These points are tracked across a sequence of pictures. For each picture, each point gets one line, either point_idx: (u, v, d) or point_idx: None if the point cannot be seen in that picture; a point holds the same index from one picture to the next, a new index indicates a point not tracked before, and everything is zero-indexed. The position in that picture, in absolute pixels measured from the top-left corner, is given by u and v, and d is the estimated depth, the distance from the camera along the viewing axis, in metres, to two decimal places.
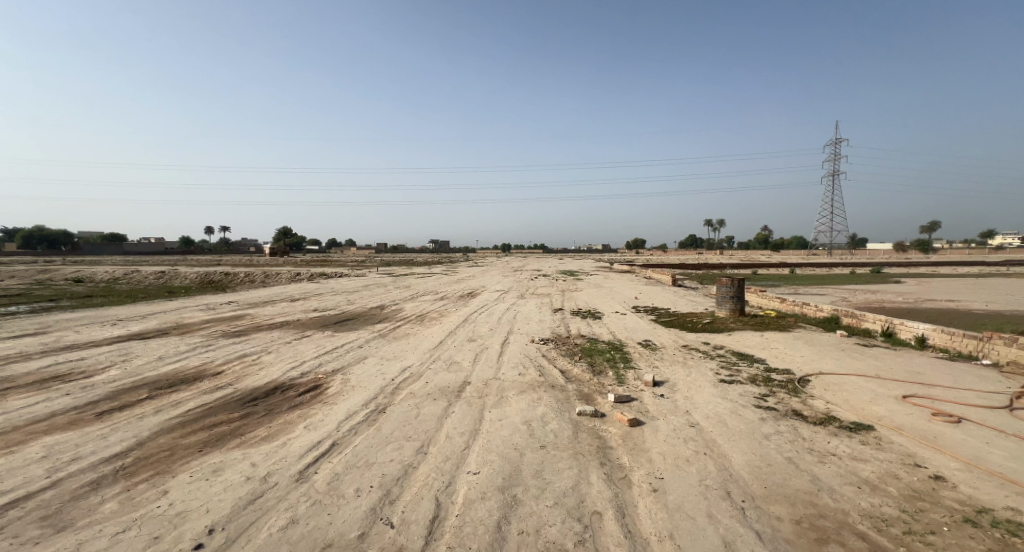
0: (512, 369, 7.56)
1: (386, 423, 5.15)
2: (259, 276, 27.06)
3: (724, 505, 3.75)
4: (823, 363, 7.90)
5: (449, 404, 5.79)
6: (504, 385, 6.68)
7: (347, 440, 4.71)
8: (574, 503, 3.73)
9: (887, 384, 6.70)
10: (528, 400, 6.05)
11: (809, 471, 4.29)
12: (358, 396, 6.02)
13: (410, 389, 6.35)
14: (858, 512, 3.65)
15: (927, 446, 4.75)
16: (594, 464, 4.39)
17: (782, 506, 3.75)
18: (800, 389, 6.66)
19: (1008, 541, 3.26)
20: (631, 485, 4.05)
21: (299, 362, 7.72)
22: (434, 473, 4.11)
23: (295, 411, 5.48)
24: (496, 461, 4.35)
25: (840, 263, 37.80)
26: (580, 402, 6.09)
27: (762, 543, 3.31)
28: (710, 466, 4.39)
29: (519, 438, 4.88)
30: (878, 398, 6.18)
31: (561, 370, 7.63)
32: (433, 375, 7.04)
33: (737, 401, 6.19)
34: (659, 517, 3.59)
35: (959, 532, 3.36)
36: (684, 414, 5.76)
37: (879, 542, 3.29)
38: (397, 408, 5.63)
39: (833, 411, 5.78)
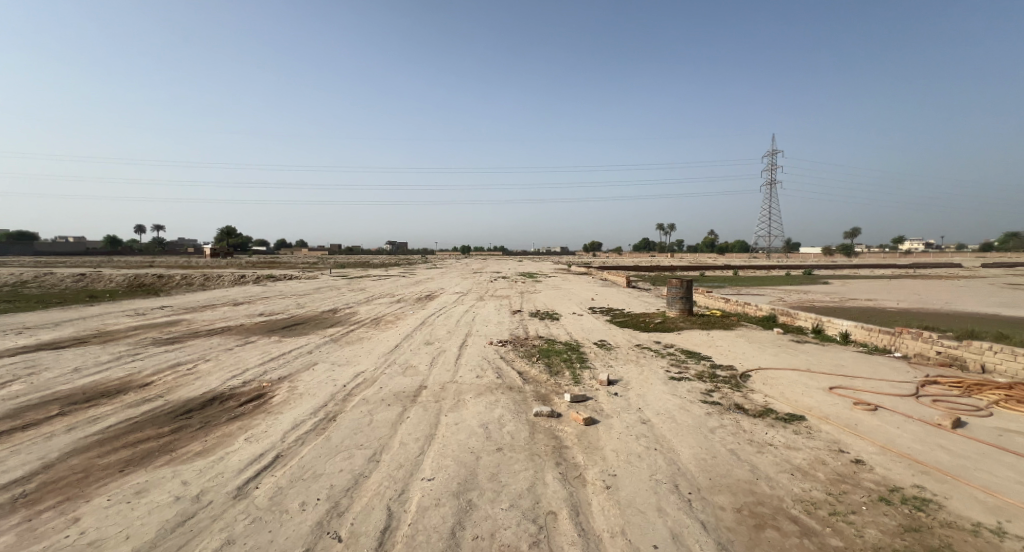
0: (470, 372, 7.50)
1: (336, 432, 4.94)
2: (198, 277, 25.71)
3: (672, 498, 3.89)
4: (762, 359, 8.40)
5: (405, 409, 5.66)
6: (462, 388, 6.60)
7: (294, 451, 4.48)
8: (529, 504, 3.74)
9: (817, 377, 7.22)
10: (485, 403, 6.01)
11: (749, 461, 4.54)
12: (306, 405, 5.74)
13: (363, 395, 6.13)
14: (791, 497, 3.90)
15: (850, 432, 5.16)
16: (550, 464, 4.43)
17: (725, 495, 3.94)
18: (742, 384, 7.04)
19: (915, 515, 3.59)
20: (586, 483, 4.11)
21: (241, 370, 7.27)
22: (386, 481, 3.99)
23: (235, 423, 5.15)
24: (451, 466, 4.28)
25: (776, 266, 40.78)
26: (537, 403, 6.13)
27: (706, 532, 3.46)
28: (660, 461, 4.55)
29: (476, 441, 4.84)
30: (810, 390, 6.65)
31: (519, 372, 7.65)
32: (387, 380, 6.84)
33: (685, 397, 6.46)
34: (611, 513, 3.67)
35: (876, 511, 3.67)
36: (637, 411, 5.93)
37: (809, 525, 3.53)
38: (348, 415, 5.43)
39: (770, 404, 6.16)
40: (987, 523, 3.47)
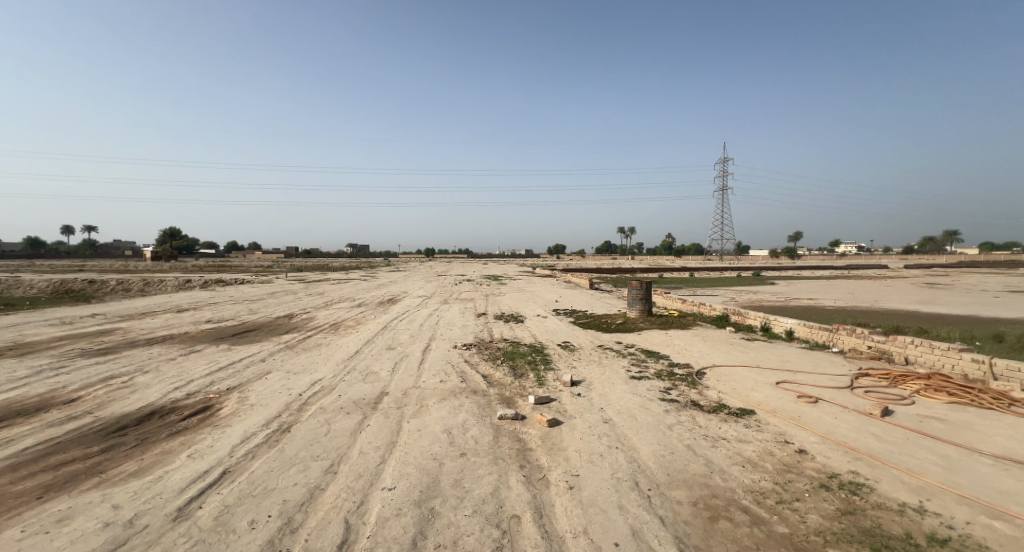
0: (433, 376, 7.37)
1: (290, 444, 4.72)
2: (137, 282, 24.01)
3: (633, 495, 3.97)
4: (716, 357, 8.77)
5: (365, 417, 5.49)
6: (425, 393, 6.49)
7: (243, 466, 4.24)
8: (493, 509, 3.71)
9: (765, 373, 7.62)
10: (448, 408, 5.93)
11: (704, 455, 4.72)
12: (257, 416, 5.45)
13: (320, 404, 5.90)
14: (743, 488, 4.08)
15: (794, 424, 5.47)
16: (513, 467, 4.42)
17: (682, 490, 4.07)
18: (698, 381, 7.31)
19: (852, 500, 3.85)
20: (549, 485, 4.13)
21: (185, 381, 6.81)
22: (343, 493, 3.85)
23: (176, 439, 4.82)
24: (413, 474, 4.19)
25: (728, 268, 42.77)
26: (501, 406, 6.11)
27: (665, 527, 3.55)
28: (621, 460, 4.64)
29: (439, 447, 4.76)
30: (759, 385, 7.00)
31: (483, 375, 7.60)
32: (346, 387, 6.62)
33: (645, 395, 6.64)
34: (574, 514, 3.70)
35: (817, 497, 3.90)
36: (599, 411, 6.03)
37: (759, 514, 3.70)
38: (304, 426, 5.20)
39: (724, 399, 6.43)
40: (911, 502, 3.77)
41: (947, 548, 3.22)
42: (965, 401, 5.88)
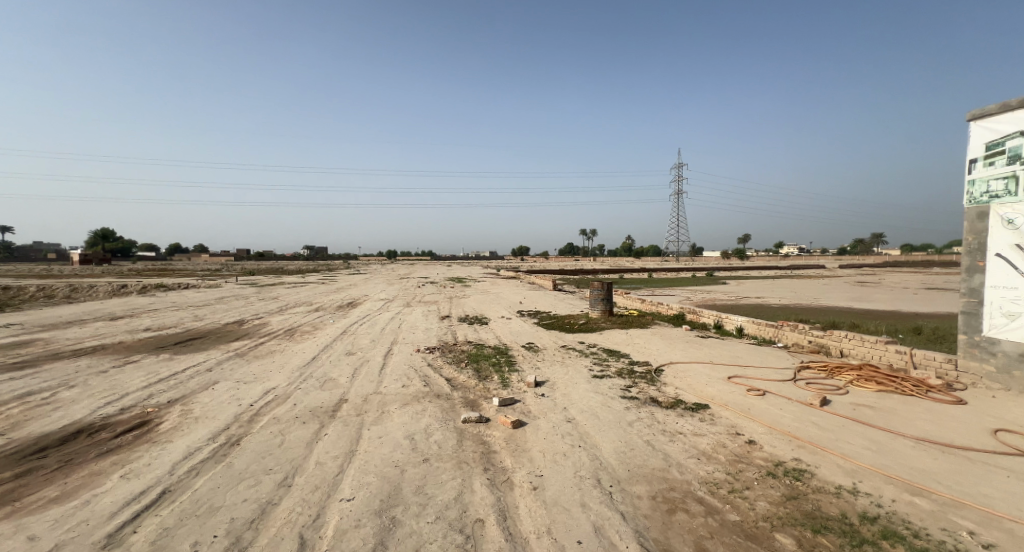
0: (395, 381, 7.23)
1: (239, 458, 4.49)
2: (65, 288, 22.16)
3: (595, 492, 4.07)
4: (673, 354, 9.10)
5: (322, 426, 5.32)
6: (386, 399, 6.36)
7: (184, 484, 4.00)
8: (456, 514, 3.69)
9: (718, 368, 7.99)
10: (411, 413, 5.85)
11: (662, 450, 4.89)
12: (202, 430, 5.16)
13: (272, 414, 5.66)
14: (698, 480, 4.26)
15: (744, 416, 5.77)
16: (477, 470, 4.41)
17: (642, 485, 4.20)
18: (656, 378, 7.58)
19: (796, 485, 4.10)
20: (513, 487, 4.15)
21: (118, 395, 6.34)
22: (298, 507, 3.71)
23: (107, 459, 4.48)
24: (373, 483, 4.10)
25: (684, 268, 44.46)
26: (465, 410, 6.09)
27: (625, 522, 3.65)
28: (584, 458, 4.72)
29: (400, 454, 4.68)
30: (713, 380, 7.33)
31: (447, 378, 7.54)
32: (302, 395, 6.38)
33: (606, 393, 6.81)
34: (537, 514, 3.74)
35: (765, 484, 4.14)
36: (563, 410, 6.11)
37: (712, 504, 3.88)
38: (254, 438, 4.95)
39: (680, 395, 6.69)
40: (847, 484, 4.07)
41: (877, 525, 3.50)
42: (892, 389, 6.41)
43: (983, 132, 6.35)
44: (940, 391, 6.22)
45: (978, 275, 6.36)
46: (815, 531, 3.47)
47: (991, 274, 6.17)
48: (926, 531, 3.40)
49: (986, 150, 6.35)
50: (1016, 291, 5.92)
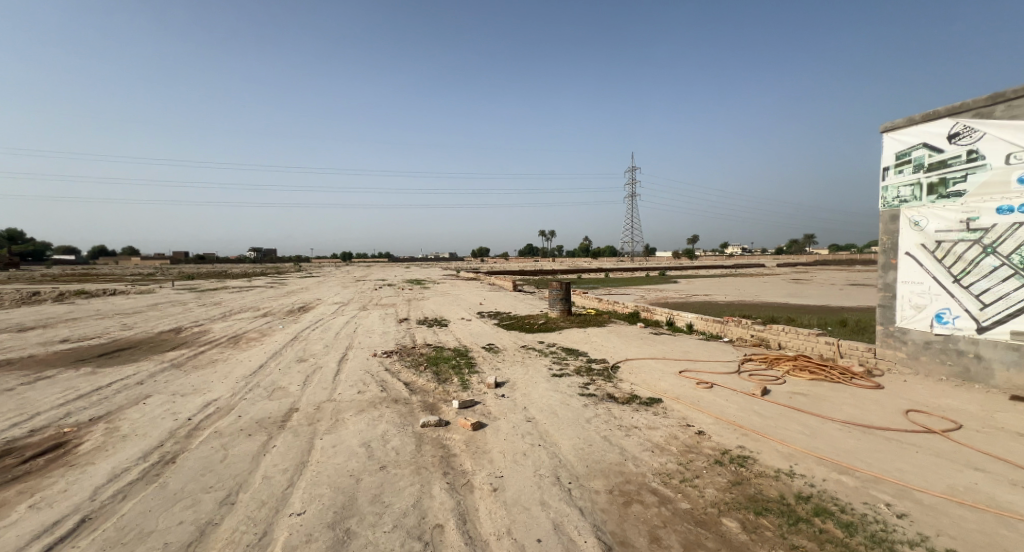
0: (350, 388, 7.01)
1: (174, 477, 4.21)
2: None
3: (554, 490, 4.14)
4: (628, 351, 9.40)
5: (270, 438, 5.09)
6: (341, 406, 6.17)
7: (110, 509, 3.71)
8: (414, 521, 3.65)
9: (670, 363, 8.35)
10: (367, 420, 5.71)
11: (619, 444, 5.05)
12: (132, 449, 4.80)
13: (214, 427, 5.35)
14: (652, 471, 4.44)
15: (693, 408, 6.07)
16: (436, 475, 4.37)
17: (600, 480, 4.32)
18: (613, 375, 7.81)
19: (740, 471, 4.36)
20: (473, 489, 4.15)
21: (30, 416, 5.75)
22: (242, 525, 3.53)
23: (16, 487, 4.07)
24: (327, 494, 3.97)
25: (638, 268, 46.09)
26: (424, 414, 6.01)
27: (583, 518, 3.74)
28: (544, 456, 4.80)
29: (356, 463, 4.55)
30: (665, 375, 7.65)
31: (405, 383, 7.41)
32: (248, 406, 6.07)
33: (565, 391, 6.95)
34: (497, 516, 3.76)
35: (713, 472, 4.37)
36: (523, 410, 6.17)
37: (665, 494, 4.05)
38: (192, 455, 4.65)
39: (635, 390, 6.93)
40: (784, 468, 4.38)
41: (810, 503, 3.79)
42: (824, 377, 6.94)
43: (894, 143, 7.04)
44: (863, 377, 6.80)
45: (892, 271, 7.01)
46: (757, 513, 3.71)
47: (903, 271, 6.82)
48: (851, 506, 3.71)
49: (895, 159, 7.04)
50: (922, 285, 6.58)
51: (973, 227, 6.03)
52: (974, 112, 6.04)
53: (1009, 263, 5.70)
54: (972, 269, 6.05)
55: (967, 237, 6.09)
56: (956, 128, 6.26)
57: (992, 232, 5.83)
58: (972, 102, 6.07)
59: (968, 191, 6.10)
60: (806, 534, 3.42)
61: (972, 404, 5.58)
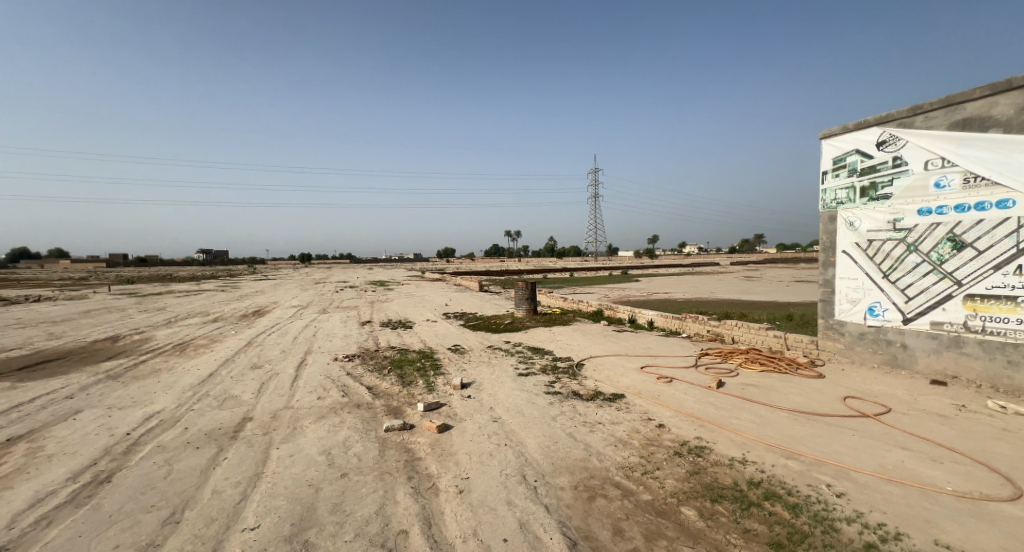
0: (309, 394, 6.79)
1: (109, 498, 3.93)
2: None
3: (520, 489, 4.18)
4: (592, 349, 9.59)
5: (221, 450, 4.85)
6: (299, 414, 5.96)
7: (32, 538, 3.42)
8: (377, 529, 3.58)
9: (633, 359, 8.58)
10: (327, 426, 5.54)
11: (584, 440, 5.15)
12: (60, 470, 4.44)
13: (156, 442, 5.04)
14: (615, 465, 4.56)
15: (654, 402, 6.27)
16: (401, 480, 4.31)
17: (565, 476, 4.39)
18: (577, 372, 7.94)
19: (698, 461, 4.55)
20: (438, 493, 4.12)
21: None
22: (189, 545, 3.35)
23: None
24: (283, 506, 3.83)
25: (602, 268, 47.06)
26: (388, 418, 5.91)
27: (549, 514, 3.79)
28: (510, 456, 4.83)
29: (315, 472, 4.42)
30: (628, 371, 7.86)
31: (368, 387, 7.25)
32: (195, 418, 5.75)
33: (531, 390, 7.01)
34: (463, 518, 3.75)
35: (672, 463, 4.54)
36: (489, 411, 6.18)
37: (628, 487, 4.17)
38: (130, 474, 4.35)
39: (599, 387, 7.08)
40: (738, 456, 4.60)
41: (761, 488, 4.00)
42: (772, 368, 7.35)
43: (831, 149, 7.55)
44: (807, 368, 7.26)
45: (831, 268, 7.50)
46: (713, 501, 3.88)
47: (841, 268, 7.31)
48: (797, 489, 3.96)
49: (833, 164, 7.54)
50: (857, 281, 7.08)
51: (898, 228, 6.54)
52: (898, 122, 6.58)
53: (929, 260, 6.23)
54: (898, 266, 6.57)
55: (893, 237, 6.61)
56: (883, 136, 6.78)
57: (914, 232, 6.35)
58: (896, 113, 6.60)
59: (893, 194, 6.62)
60: (757, 517, 3.61)
61: (902, 389, 6.06)
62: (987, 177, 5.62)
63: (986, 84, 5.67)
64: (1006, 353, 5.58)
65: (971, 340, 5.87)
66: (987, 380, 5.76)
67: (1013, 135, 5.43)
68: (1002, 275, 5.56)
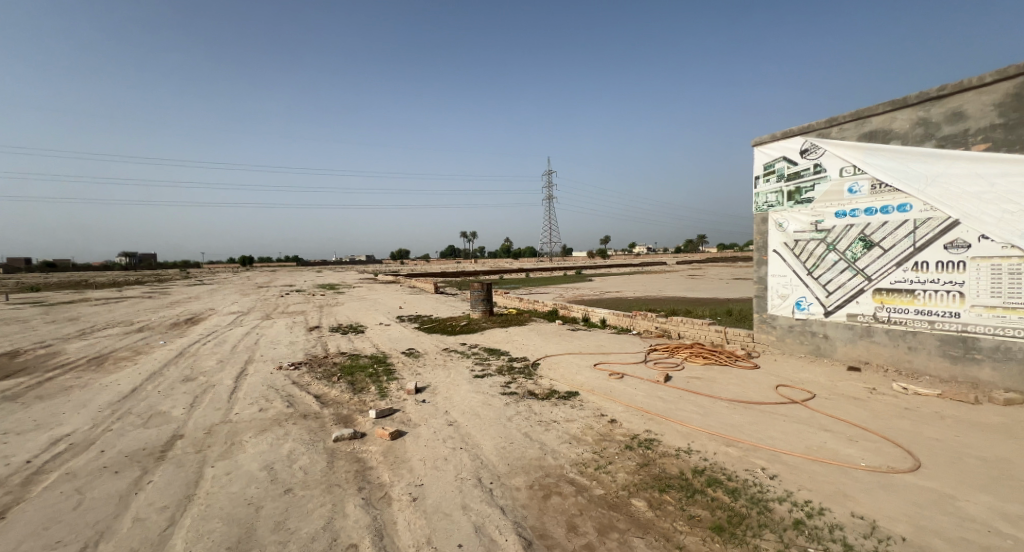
0: (250, 406, 6.39)
1: (5, 538, 3.49)
2: None
3: (476, 492, 4.14)
4: (547, 348, 9.69)
5: (147, 473, 4.45)
6: (238, 428, 5.60)
7: None
8: (325, 545, 3.42)
9: (586, 357, 8.76)
10: (270, 439, 5.24)
11: (539, 439, 5.19)
12: None
13: (66, 469, 4.55)
14: (570, 462, 4.63)
15: (606, 398, 6.43)
16: (351, 491, 4.15)
17: (521, 476, 4.41)
18: (533, 372, 8.00)
19: (647, 453, 4.71)
20: (391, 502, 4.01)
21: None
22: None
23: None
24: (219, 529, 3.58)
25: (556, 268, 47.78)
26: (337, 427, 5.68)
27: (504, 516, 3.79)
28: (465, 459, 4.78)
29: (256, 489, 4.17)
30: (582, 368, 8.02)
31: (315, 396, 6.94)
32: (115, 439, 5.25)
33: (487, 392, 6.98)
34: (416, 526, 3.67)
35: (623, 457, 4.68)
36: (444, 414, 6.09)
37: (581, 483, 4.25)
38: (32, 507, 3.90)
39: (554, 385, 7.17)
40: (684, 446, 4.81)
41: (705, 475, 4.21)
42: (715, 361, 7.76)
43: (761, 156, 8.10)
44: (745, 359, 7.73)
45: (763, 266, 8.03)
46: (661, 491, 4.03)
47: (771, 266, 7.85)
48: (735, 474, 4.19)
49: (764, 170, 8.08)
50: (786, 278, 7.63)
51: (820, 229, 7.12)
52: (818, 133, 7.16)
53: (845, 258, 6.83)
54: (820, 264, 7.15)
55: (816, 237, 7.18)
56: (805, 145, 7.36)
57: (833, 233, 6.94)
58: (815, 124, 7.19)
59: (815, 198, 7.19)
60: (701, 503, 3.79)
61: (828, 376, 6.59)
62: (890, 184, 6.23)
63: (888, 100, 6.30)
64: (907, 340, 6.19)
65: (879, 330, 6.47)
66: (892, 364, 6.38)
67: (909, 147, 6.05)
68: (903, 271, 6.18)
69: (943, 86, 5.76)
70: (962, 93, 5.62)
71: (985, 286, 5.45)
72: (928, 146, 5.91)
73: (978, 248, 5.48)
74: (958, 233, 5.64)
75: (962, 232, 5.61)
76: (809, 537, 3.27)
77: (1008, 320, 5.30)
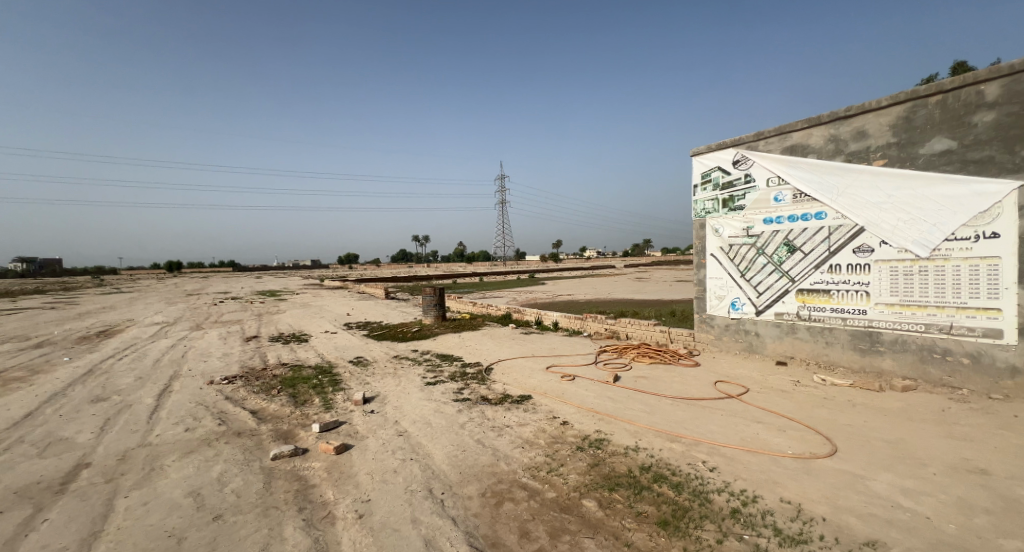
0: (174, 426, 5.85)
1: None
2: None
3: (426, 504, 4.01)
4: (500, 352, 9.65)
5: (45, 510, 3.93)
6: (159, 451, 5.09)
7: None
8: None
9: (539, 360, 8.82)
10: (198, 462, 4.81)
11: (492, 445, 5.13)
12: None
13: None
14: (523, 467, 4.61)
15: (558, 400, 6.48)
16: (289, 513, 3.88)
17: (473, 484, 4.32)
18: (486, 377, 7.92)
19: (598, 454, 4.77)
20: (334, 521, 3.79)
21: None
22: None
23: None
24: None
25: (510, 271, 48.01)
26: (276, 444, 5.32)
27: (455, 527, 3.68)
28: (415, 470, 4.62)
29: (179, 518, 3.80)
30: (534, 371, 8.06)
31: (252, 411, 6.48)
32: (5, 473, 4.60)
33: (439, 399, 6.82)
34: (362, 544, 3.49)
35: (575, 458, 4.72)
36: (393, 424, 5.88)
37: (534, 487, 4.23)
38: None
39: (507, 390, 7.14)
40: (632, 444, 4.93)
41: (651, 472, 4.33)
42: (660, 360, 8.06)
43: (699, 165, 8.54)
44: (687, 358, 8.09)
45: (702, 269, 8.46)
46: (611, 490, 4.09)
47: (709, 268, 8.29)
48: (679, 469, 4.34)
49: (701, 178, 8.53)
50: (722, 280, 8.08)
51: (751, 234, 7.60)
52: (747, 145, 7.66)
53: (772, 261, 7.33)
54: (751, 267, 7.63)
55: (747, 242, 7.66)
56: (736, 156, 7.85)
57: (762, 238, 7.43)
58: (745, 138, 7.69)
59: (746, 206, 7.67)
60: (648, 499, 3.89)
61: (762, 370, 7.02)
62: (808, 194, 6.76)
63: (805, 118, 6.85)
64: (825, 335, 6.73)
65: (801, 327, 6.99)
66: (813, 358, 6.90)
67: (823, 161, 6.61)
68: (820, 273, 6.72)
69: (848, 107, 6.36)
70: (864, 114, 6.22)
71: (885, 286, 6.02)
72: (838, 160, 6.48)
73: (880, 252, 6.06)
74: (863, 238, 6.21)
75: (866, 238, 6.18)
76: (745, 525, 3.43)
77: (904, 316, 5.87)
